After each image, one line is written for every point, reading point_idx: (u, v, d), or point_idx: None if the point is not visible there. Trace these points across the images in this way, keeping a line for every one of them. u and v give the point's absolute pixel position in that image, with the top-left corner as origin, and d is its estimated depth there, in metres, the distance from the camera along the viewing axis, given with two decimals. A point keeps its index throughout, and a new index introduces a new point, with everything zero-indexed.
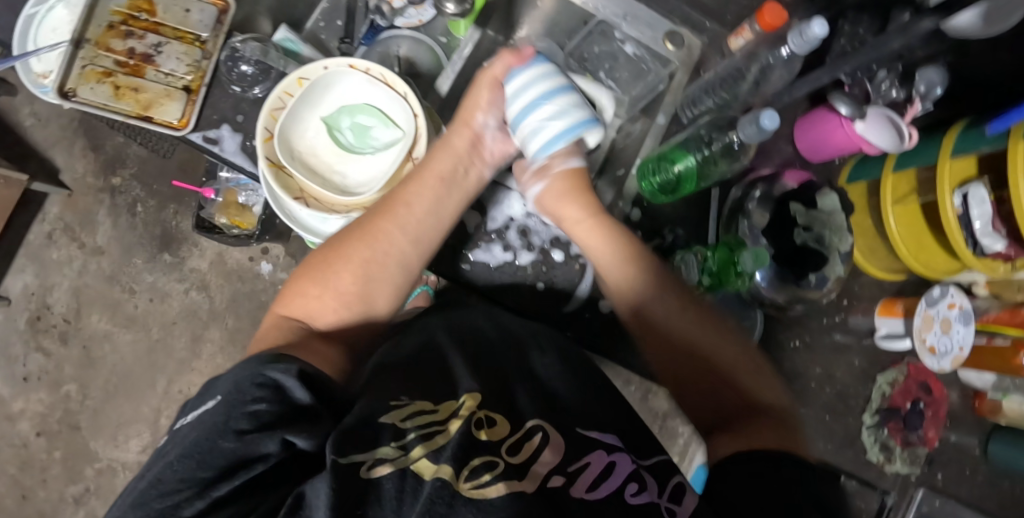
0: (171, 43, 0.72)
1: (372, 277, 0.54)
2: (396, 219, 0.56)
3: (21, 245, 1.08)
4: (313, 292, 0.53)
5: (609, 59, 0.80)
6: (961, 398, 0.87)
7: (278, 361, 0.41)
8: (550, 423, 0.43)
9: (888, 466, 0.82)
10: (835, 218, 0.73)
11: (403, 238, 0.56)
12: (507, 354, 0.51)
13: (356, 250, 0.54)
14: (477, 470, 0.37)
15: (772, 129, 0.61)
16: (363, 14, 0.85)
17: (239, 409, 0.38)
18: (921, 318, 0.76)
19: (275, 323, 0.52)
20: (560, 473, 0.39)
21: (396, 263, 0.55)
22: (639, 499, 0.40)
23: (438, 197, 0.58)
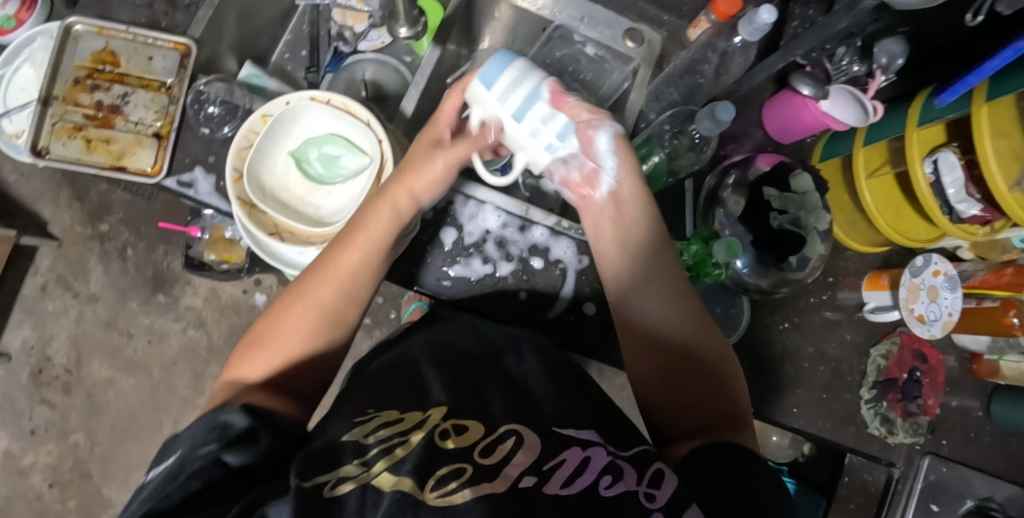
0: (137, 92, 0.73)
1: (319, 336, 0.53)
2: (335, 279, 0.55)
3: (16, 300, 1.10)
4: (262, 357, 0.53)
5: (572, 62, 0.80)
6: (959, 362, 0.88)
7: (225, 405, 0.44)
8: (526, 426, 0.43)
9: (891, 438, 0.82)
10: (811, 198, 0.72)
11: (344, 296, 0.55)
12: (485, 362, 0.51)
13: (302, 314, 0.54)
14: (444, 478, 0.38)
15: (728, 121, 0.62)
16: (327, 41, 0.86)
17: (190, 452, 0.40)
18: (907, 287, 0.77)
19: (221, 389, 0.52)
20: (532, 473, 0.39)
21: (341, 318, 0.55)
22: (616, 489, 0.39)
23: (377, 253, 0.56)
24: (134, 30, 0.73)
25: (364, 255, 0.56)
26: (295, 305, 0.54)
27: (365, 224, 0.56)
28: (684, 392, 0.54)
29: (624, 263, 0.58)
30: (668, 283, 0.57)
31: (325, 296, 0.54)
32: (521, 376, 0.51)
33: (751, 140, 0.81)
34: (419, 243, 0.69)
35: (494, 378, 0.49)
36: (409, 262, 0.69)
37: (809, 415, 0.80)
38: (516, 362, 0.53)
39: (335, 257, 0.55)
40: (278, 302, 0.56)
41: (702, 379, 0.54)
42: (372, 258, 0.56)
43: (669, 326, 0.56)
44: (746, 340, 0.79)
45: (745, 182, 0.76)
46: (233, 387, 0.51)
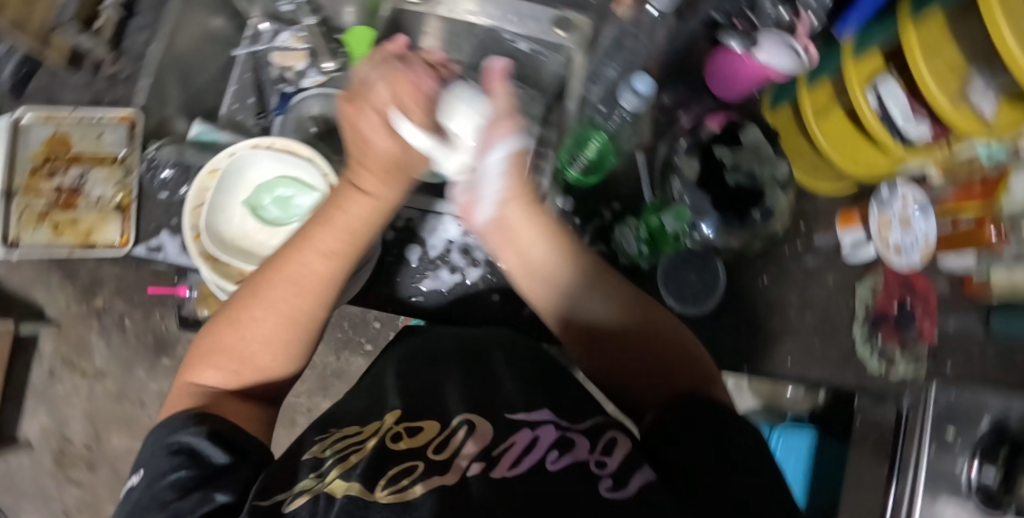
0: (94, 169, 0.76)
1: (280, 335, 0.53)
2: (295, 292, 0.51)
3: (27, 388, 1.13)
4: (223, 366, 0.53)
5: (508, 60, 0.82)
6: (951, 286, 0.86)
7: (190, 423, 0.47)
8: (480, 416, 0.47)
9: (892, 373, 0.81)
10: (764, 149, 0.75)
11: (305, 307, 0.52)
12: (452, 366, 0.55)
13: (263, 326, 0.52)
14: (396, 476, 0.41)
15: (649, 92, 0.64)
16: (271, 86, 0.90)
17: (163, 483, 0.43)
18: (878, 222, 0.79)
19: (181, 391, 0.53)
20: (478, 459, 0.42)
21: (305, 327, 0.53)
22: (563, 462, 0.42)
23: (340, 260, 0.52)
24: (82, 110, 0.75)
25: (323, 265, 0.51)
26: (249, 307, 0.52)
27: (320, 228, 0.51)
28: (633, 361, 0.58)
29: (549, 281, 0.58)
30: (600, 284, 0.59)
31: (286, 297, 0.51)
32: (493, 371, 0.54)
33: (698, 104, 0.81)
34: (385, 264, 0.70)
35: (459, 385, 0.52)
36: (380, 285, 0.70)
37: (806, 364, 0.79)
38: (481, 362, 0.55)
39: (290, 269, 0.51)
40: (232, 306, 0.54)
41: (649, 352, 0.58)
42: (334, 266, 0.52)
43: (608, 318, 0.58)
44: (728, 301, 0.78)
45: (697, 145, 0.76)
46: (192, 394, 0.53)
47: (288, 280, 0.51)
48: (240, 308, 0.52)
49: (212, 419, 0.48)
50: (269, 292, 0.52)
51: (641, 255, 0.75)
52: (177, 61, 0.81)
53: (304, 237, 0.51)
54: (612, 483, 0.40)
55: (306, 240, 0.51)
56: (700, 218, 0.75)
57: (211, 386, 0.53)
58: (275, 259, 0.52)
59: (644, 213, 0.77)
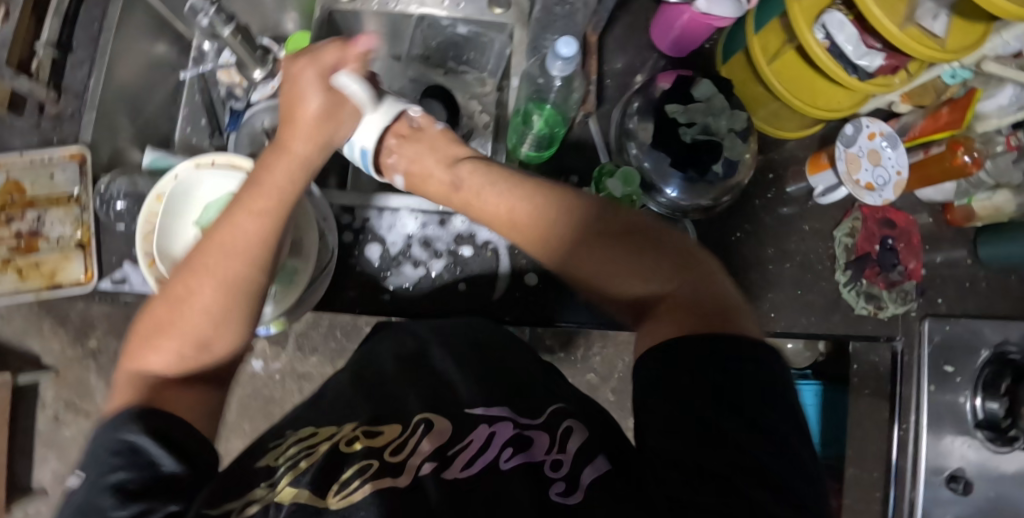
0: (50, 210, 0.76)
1: (227, 311, 0.50)
2: (229, 254, 0.49)
3: (35, 436, 1.15)
4: (166, 343, 0.49)
5: (451, 46, 0.82)
6: (933, 217, 0.84)
7: (133, 421, 0.44)
8: (438, 412, 0.47)
9: (880, 314, 0.79)
10: (717, 101, 0.71)
11: (239, 273, 0.49)
12: (409, 365, 0.54)
13: (201, 297, 0.49)
14: (349, 479, 0.41)
15: (575, 54, 0.60)
16: (223, 104, 0.90)
17: (103, 483, 0.41)
18: (845, 159, 0.74)
19: (128, 377, 0.49)
20: (431, 459, 0.42)
21: (246, 297, 0.50)
22: (514, 462, 0.43)
23: (271, 220, 0.50)
24: (29, 153, 0.75)
25: (256, 223, 0.50)
26: (191, 281, 0.49)
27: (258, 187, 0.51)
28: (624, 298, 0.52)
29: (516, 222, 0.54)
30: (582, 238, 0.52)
31: (227, 264, 0.49)
32: (442, 372, 0.53)
33: (648, 64, 0.79)
34: (348, 266, 0.70)
35: (419, 383, 0.51)
36: (346, 286, 0.70)
37: (790, 316, 0.78)
38: (440, 356, 0.55)
39: (227, 231, 0.49)
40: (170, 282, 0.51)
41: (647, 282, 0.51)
42: (267, 226, 0.50)
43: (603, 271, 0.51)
44: None
45: (648, 107, 0.73)
46: (139, 378, 0.49)
47: (222, 242, 0.49)
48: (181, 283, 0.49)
49: (157, 417, 0.45)
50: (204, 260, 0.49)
51: None
52: (120, 95, 0.80)
53: (240, 200, 0.50)
54: (564, 487, 0.42)
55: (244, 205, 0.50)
56: (663, 183, 0.73)
57: (157, 369, 0.49)
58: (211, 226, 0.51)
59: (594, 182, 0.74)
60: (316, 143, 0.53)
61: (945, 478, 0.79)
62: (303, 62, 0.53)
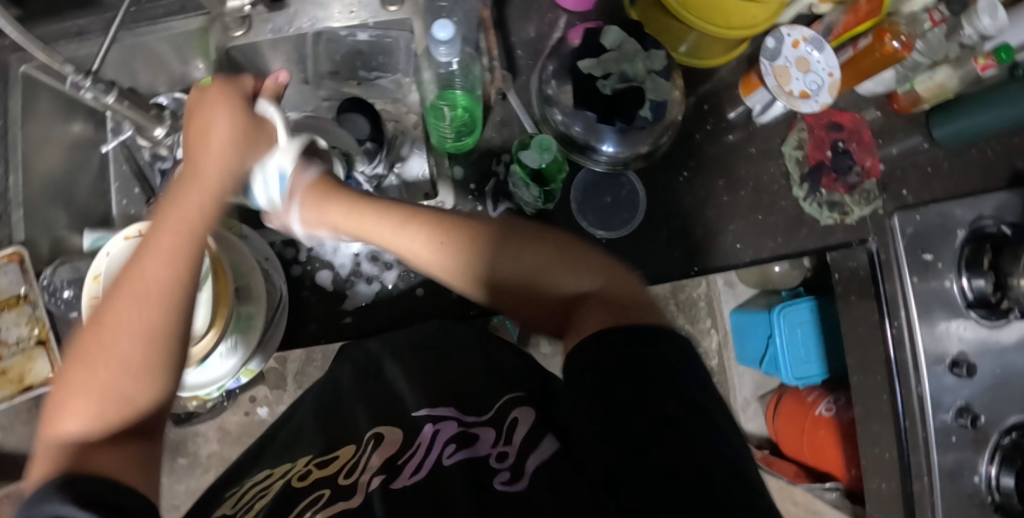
0: (2, 315, 0.75)
1: (148, 348, 0.45)
2: (148, 301, 0.45)
3: None
4: (81, 404, 0.43)
5: (356, 56, 0.79)
6: (881, 110, 0.82)
7: (61, 489, 0.37)
8: (386, 426, 0.48)
9: (846, 219, 0.78)
10: (629, 44, 0.69)
11: (155, 312, 0.45)
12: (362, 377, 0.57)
13: (121, 342, 0.44)
14: (302, 509, 0.41)
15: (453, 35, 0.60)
16: (149, 168, 0.87)
17: None
18: (772, 73, 0.72)
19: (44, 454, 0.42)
20: (379, 473, 0.43)
21: (170, 341, 0.46)
22: (458, 456, 0.43)
23: (184, 258, 0.47)
24: None
25: (173, 263, 0.46)
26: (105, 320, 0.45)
27: (163, 229, 0.47)
28: (521, 306, 0.56)
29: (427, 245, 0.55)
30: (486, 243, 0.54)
31: (144, 304, 0.45)
32: (395, 376, 0.55)
33: (557, 24, 0.77)
34: (303, 300, 0.69)
35: (372, 400, 0.53)
36: (306, 321, 0.68)
37: (757, 242, 0.76)
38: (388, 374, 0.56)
39: (137, 279, 0.45)
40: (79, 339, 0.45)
41: (539, 301, 0.55)
42: (181, 267, 0.47)
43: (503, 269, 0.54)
44: (657, 212, 0.75)
45: (563, 68, 0.71)
46: (59, 451, 0.42)
47: (138, 281, 0.45)
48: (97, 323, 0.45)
49: (86, 484, 0.38)
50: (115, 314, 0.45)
51: (537, 199, 0.72)
52: (45, 187, 0.79)
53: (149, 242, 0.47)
54: (508, 475, 0.42)
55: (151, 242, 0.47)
56: (599, 141, 0.72)
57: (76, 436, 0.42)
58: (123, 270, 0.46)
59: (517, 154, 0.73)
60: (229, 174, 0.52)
61: (947, 364, 0.75)
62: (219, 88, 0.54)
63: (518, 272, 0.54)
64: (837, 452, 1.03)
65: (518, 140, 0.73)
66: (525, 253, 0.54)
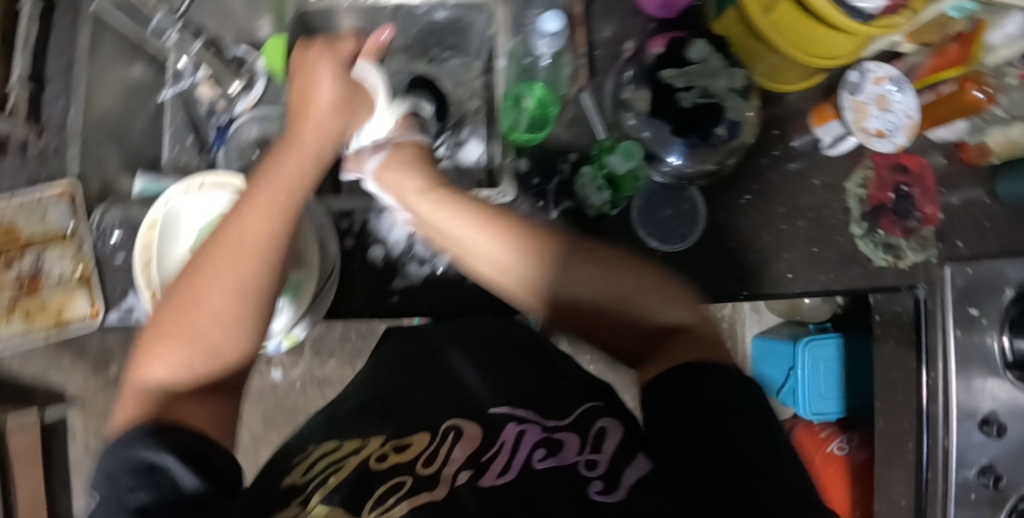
0: (48, 249, 0.75)
1: (234, 305, 0.49)
2: (243, 260, 0.49)
3: (69, 468, 1.16)
4: (168, 354, 0.49)
5: (431, 36, 0.80)
6: (947, 158, 0.81)
7: (151, 437, 0.42)
8: (465, 419, 0.48)
9: (902, 263, 0.77)
10: (713, 60, 0.69)
11: (248, 271, 0.49)
12: (432, 369, 0.57)
13: (206, 298, 0.49)
14: (383, 496, 0.41)
15: (558, 29, 0.63)
16: (205, 120, 0.87)
17: (120, 500, 0.40)
18: (852, 108, 0.71)
19: (133, 396, 0.49)
20: (466, 467, 0.43)
21: (254, 297, 0.50)
22: (548, 461, 0.44)
23: (282, 218, 0.51)
24: (20, 194, 0.75)
25: (271, 223, 0.50)
26: (195, 272, 0.50)
27: (267, 184, 0.51)
28: (613, 332, 0.56)
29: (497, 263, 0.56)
30: (572, 254, 0.57)
31: (233, 258, 0.49)
32: (460, 372, 0.56)
33: (637, 29, 0.76)
34: (352, 274, 0.68)
35: (434, 391, 0.53)
36: (352, 295, 0.68)
37: (807, 273, 0.76)
38: (447, 369, 0.56)
39: (241, 233, 0.50)
40: (178, 286, 0.51)
41: (629, 331, 0.56)
42: (280, 225, 0.50)
43: (586, 291, 0.56)
44: (712, 229, 0.75)
45: (642, 74, 0.70)
46: (144, 394, 0.48)
47: (271, 196, 0.50)
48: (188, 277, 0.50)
49: (171, 432, 0.43)
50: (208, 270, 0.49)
51: (606, 204, 0.71)
52: (103, 125, 0.78)
53: (255, 197, 0.51)
54: (603, 485, 0.42)
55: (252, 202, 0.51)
56: (666, 151, 0.70)
57: (160, 383, 0.49)
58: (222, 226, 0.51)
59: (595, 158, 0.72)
60: (325, 136, 0.55)
61: (977, 421, 0.75)
62: (313, 52, 0.57)
63: (601, 292, 0.56)
64: (843, 494, 1.04)
65: (598, 143, 0.73)
66: (616, 277, 0.56)
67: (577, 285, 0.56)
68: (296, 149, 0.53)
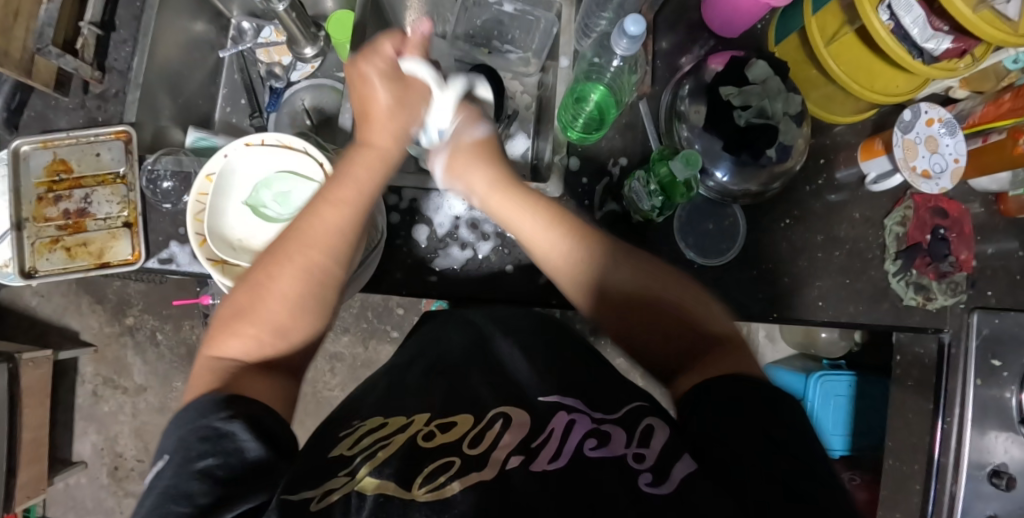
0: (97, 189, 0.76)
1: (314, 287, 0.53)
2: (315, 268, 0.53)
3: (74, 410, 1.17)
4: (247, 334, 0.52)
5: (496, 25, 0.83)
6: (986, 208, 0.82)
7: (221, 408, 0.44)
8: (513, 408, 0.50)
9: (930, 305, 0.78)
10: (772, 83, 0.69)
11: (327, 259, 0.53)
12: (475, 353, 0.59)
13: (288, 277, 0.52)
14: (433, 473, 0.44)
15: (642, 33, 0.63)
16: (261, 84, 0.88)
17: (189, 466, 0.41)
18: (902, 146, 0.72)
19: (203, 366, 0.51)
20: (518, 453, 0.45)
21: (331, 285, 0.54)
22: (599, 451, 0.45)
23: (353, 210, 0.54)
24: (75, 133, 0.75)
25: (327, 253, 0.53)
26: (285, 251, 0.53)
27: (315, 227, 0.53)
28: (648, 336, 0.56)
29: (559, 245, 0.59)
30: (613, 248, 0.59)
31: (317, 246, 0.53)
32: (503, 356, 0.58)
33: (699, 45, 0.80)
34: (395, 248, 0.72)
35: (486, 377, 0.55)
36: (392, 268, 0.71)
37: (837, 303, 0.77)
38: (494, 357, 0.58)
39: (296, 255, 0.52)
40: (247, 279, 0.54)
41: (667, 338, 0.55)
42: (352, 216, 0.54)
43: (621, 282, 0.57)
44: (751, 248, 0.77)
45: (700, 89, 0.74)
46: (214, 366, 0.50)
47: (347, 196, 0.54)
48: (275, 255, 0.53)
49: (241, 403, 0.45)
50: (275, 276, 0.52)
51: (654, 209, 0.72)
52: (164, 74, 0.79)
53: (306, 232, 0.53)
54: (652, 477, 0.42)
55: (332, 200, 0.54)
56: (713, 165, 0.74)
57: (234, 359, 0.51)
58: (280, 244, 0.53)
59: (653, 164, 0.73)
60: (394, 136, 0.57)
61: (987, 473, 0.75)
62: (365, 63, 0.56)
63: (634, 288, 0.57)
64: None
65: (658, 151, 0.74)
66: (653, 287, 0.57)
67: (608, 277, 0.58)
68: (348, 189, 0.54)
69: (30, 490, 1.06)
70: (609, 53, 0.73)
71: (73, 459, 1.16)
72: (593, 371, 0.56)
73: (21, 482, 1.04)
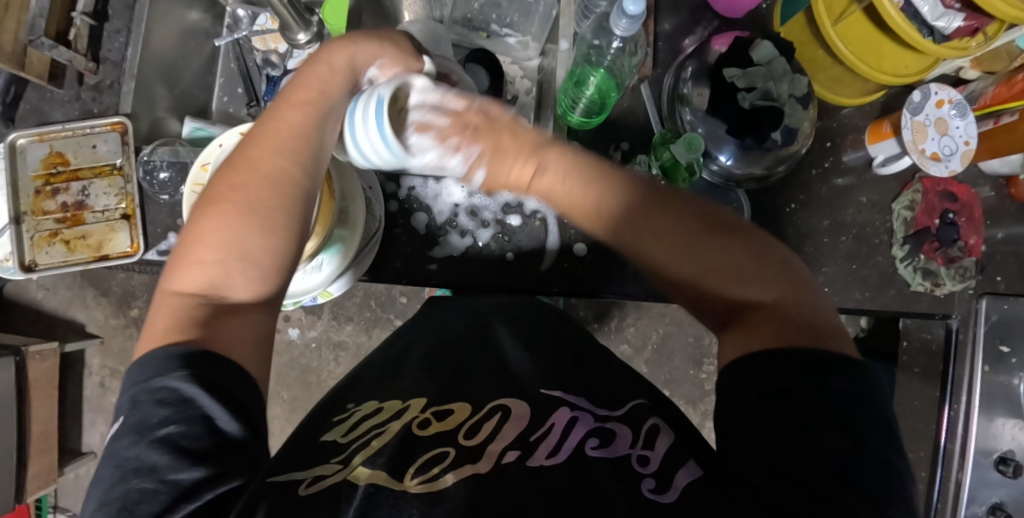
0: (94, 182, 0.76)
1: (282, 194, 0.49)
2: (281, 181, 0.49)
3: (82, 402, 1.18)
4: (204, 261, 0.47)
5: (494, 9, 0.81)
6: (997, 192, 0.80)
7: (179, 366, 0.42)
8: (513, 399, 0.49)
9: (937, 291, 0.76)
10: (776, 64, 0.68)
11: (288, 165, 0.50)
12: (477, 339, 0.59)
13: (249, 195, 0.48)
14: (426, 466, 0.43)
15: (642, 12, 0.61)
16: (257, 72, 0.86)
17: (149, 435, 0.39)
18: (912, 128, 0.71)
19: (165, 302, 0.46)
20: (515, 448, 0.44)
21: (297, 195, 0.50)
22: (599, 451, 0.44)
23: (314, 111, 0.52)
24: (71, 125, 0.75)
25: (289, 156, 0.50)
26: (248, 165, 0.49)
27: (275, 127, 0.51)
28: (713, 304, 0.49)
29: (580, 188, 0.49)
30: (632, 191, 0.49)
31: (277, 146, 0.50)
32: (503, 344, 0.58)
33: (701, 25, 0.78)
34: (395, 236, 0.71)
35: (482, 365, 0.54)
36: (392, 258, 0.71)
37: (843, 289, 0.76)
38: (494, 342, 0.58)
39: (257, 164, 0.49)
40: (203, 204, 0.49)
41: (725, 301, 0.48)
42: (312, 116, 0.52)
43: (659, 243, 0.48)
44: None
45: (704, 71, 0.73)
46: (179, 299, 0.46)
47: (304, 98, 0.52)
48: (237, 167, 0.49)
49: (204, 362, 0.42)
50: (236, 191, 0.48)
51: None
52: (158, 65, 0.78)
53: (267, 137, 0.50)
54: (655, 484, 0.42)
55: (285, 103, 0.52)
56: (717, 149, 0.73)
57: (193, 292, 0.46)
58: (237, 158, 0.50)
59: (654, 148, 0.72)
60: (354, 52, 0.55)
61: (994, 459, 0.74)
62: None
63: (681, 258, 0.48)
64: None
65: (659, 135, 0.73)
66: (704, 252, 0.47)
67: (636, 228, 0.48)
68: (306, 91, 0.53)
69: (40, 481, 1.07)
70: (609, 34, 0.72)
71: (83, 449, 1.18)
72: (586, 359, 0.55)
73: (32, 473, 1.06)
